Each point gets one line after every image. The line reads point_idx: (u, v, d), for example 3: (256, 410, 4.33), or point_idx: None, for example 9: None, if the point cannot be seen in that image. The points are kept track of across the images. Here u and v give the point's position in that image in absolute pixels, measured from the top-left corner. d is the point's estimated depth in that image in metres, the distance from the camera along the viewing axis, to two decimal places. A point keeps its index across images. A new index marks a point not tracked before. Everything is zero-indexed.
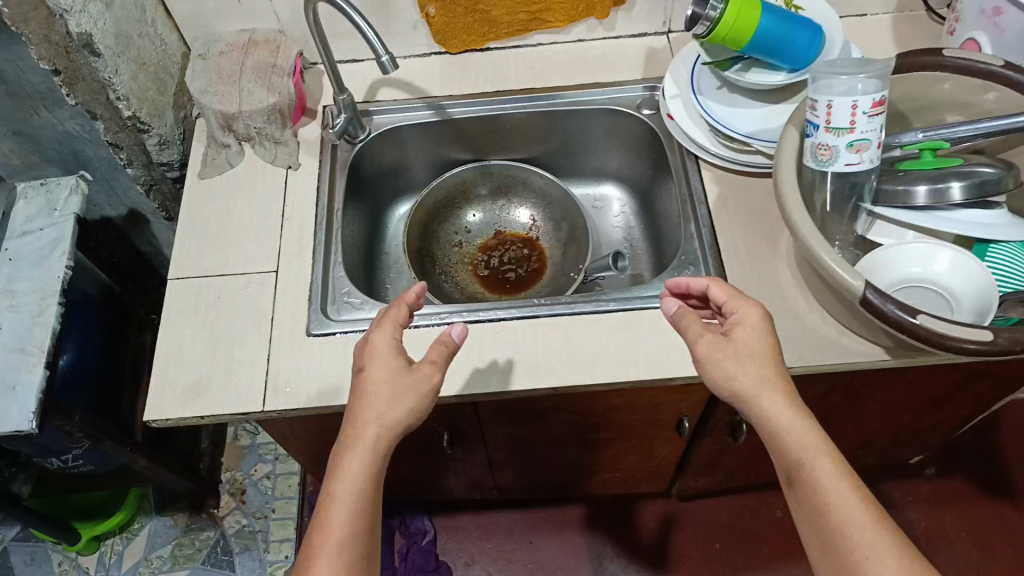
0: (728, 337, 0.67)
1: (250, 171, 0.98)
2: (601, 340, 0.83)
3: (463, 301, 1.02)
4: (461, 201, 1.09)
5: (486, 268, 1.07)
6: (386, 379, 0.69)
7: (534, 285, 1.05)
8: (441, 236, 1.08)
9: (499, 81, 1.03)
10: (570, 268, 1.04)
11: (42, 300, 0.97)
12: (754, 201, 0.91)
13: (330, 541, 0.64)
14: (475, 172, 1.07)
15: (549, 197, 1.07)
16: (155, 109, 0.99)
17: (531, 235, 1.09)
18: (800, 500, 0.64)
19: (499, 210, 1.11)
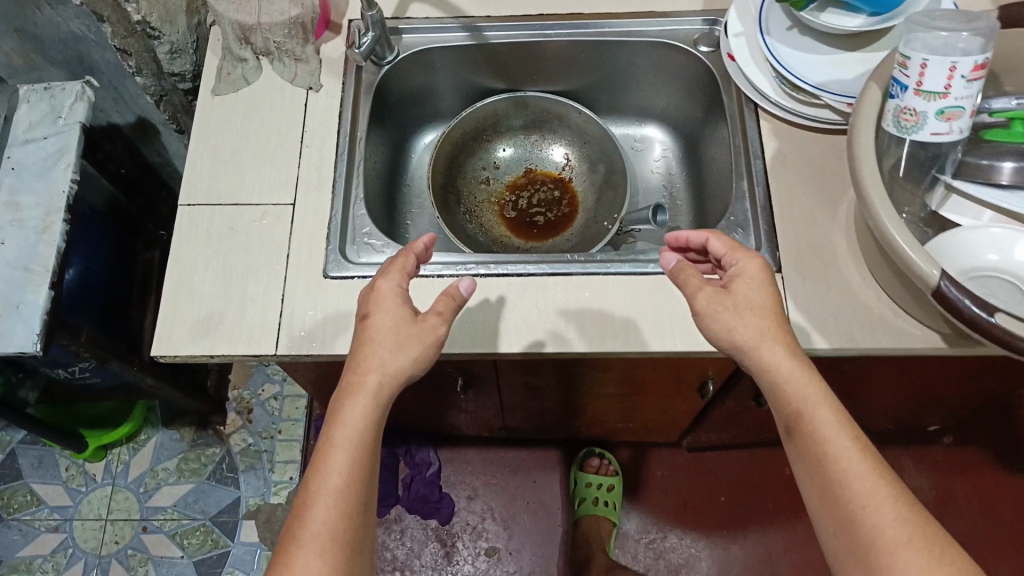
0: (728, 290, 0.63)
1: (268, 89, 0.90)
2: (636, 304, 0.77)
3: (486, 246, 0.97)
4: (491, 134, 1.02)
5: (513, 210, 1.01)
6: (392, 327, 0.66)
7: (562, 232, 1.00)
8: (467, 171, 1.01)
9: (542, 3, 0.93)
10: (604, 215, 0.97)
11: (46, 216, 0.92)
12: (812, 161, 0.83)
13: (325, 485, 0.59)
14: (509, 103, 0.99)
15: (588, 136, 1.00)
16: (166, 13, 0.90)
17: (563, 177, 1.03)
18: (806, 464, 0.58)
19: (531, 145, 1.03)
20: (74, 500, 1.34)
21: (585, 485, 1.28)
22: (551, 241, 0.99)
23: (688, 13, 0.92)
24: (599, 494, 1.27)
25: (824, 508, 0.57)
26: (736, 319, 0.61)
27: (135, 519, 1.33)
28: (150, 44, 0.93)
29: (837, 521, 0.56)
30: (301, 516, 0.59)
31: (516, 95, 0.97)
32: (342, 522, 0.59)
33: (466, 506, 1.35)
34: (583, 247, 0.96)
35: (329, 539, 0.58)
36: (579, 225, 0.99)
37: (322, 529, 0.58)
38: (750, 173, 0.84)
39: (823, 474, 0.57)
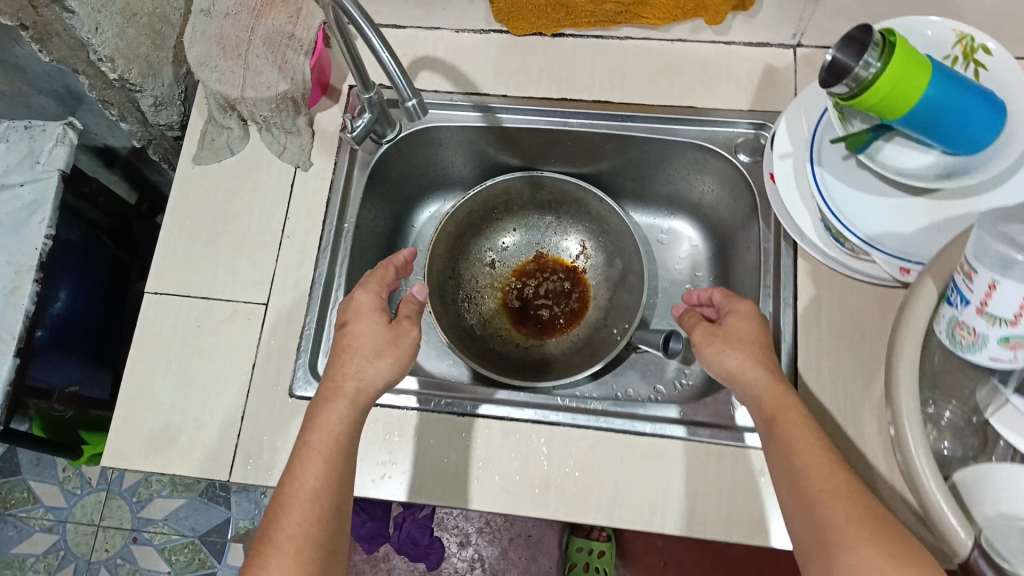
0: (720, 326, 0.67)
1: (254, 163, 0.83)
2: (622, 470, 0.71)
3: (482, 341, 0.89)
4: (501, 213, 0.93)
5: (517, 299, 0.93)
6: (370, 335, 0.67)
7: (567, 331, 0.91)
8: (471, 251, 0.93)
9: (568, 85, 0.82)
10: (615, 320, 0.88)
11: (15, 277, 0.87)
12: (850, 317, 0.73)
13: (301, 488, 0.59)
14: (523, 183, 0.89)
15: (607, 225, 0.89)
16: (148, 67, 0.82)
17: (577, 266, 0.93)
18: (786, 490, 0.57)
19: (545, 227, 0.94)
20: (69, 502, 1.31)
21: (575, 550, 1.26)
22: (554, 341, 0.90)
23: (732, 113, 0.80)
24: (590, 559, 1.25)
25: (801, 542, 0.54)
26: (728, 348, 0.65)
27: (127, 529, 1.30)
28: (133, 96, 0.85)
29: (811, 558, 0.53)
30: (277, 515, 0.58)
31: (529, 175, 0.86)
32: (316, 523, 0.58)
33: (457, 553, 1.32)
34: (586, 356, 0.87)
35: (305, 537, 0.57)
36: (587, 324, 0.90)
37: (296, 529, 0.57)
38: (774, 322, 0.75)
39: (797, 497, 0.56)
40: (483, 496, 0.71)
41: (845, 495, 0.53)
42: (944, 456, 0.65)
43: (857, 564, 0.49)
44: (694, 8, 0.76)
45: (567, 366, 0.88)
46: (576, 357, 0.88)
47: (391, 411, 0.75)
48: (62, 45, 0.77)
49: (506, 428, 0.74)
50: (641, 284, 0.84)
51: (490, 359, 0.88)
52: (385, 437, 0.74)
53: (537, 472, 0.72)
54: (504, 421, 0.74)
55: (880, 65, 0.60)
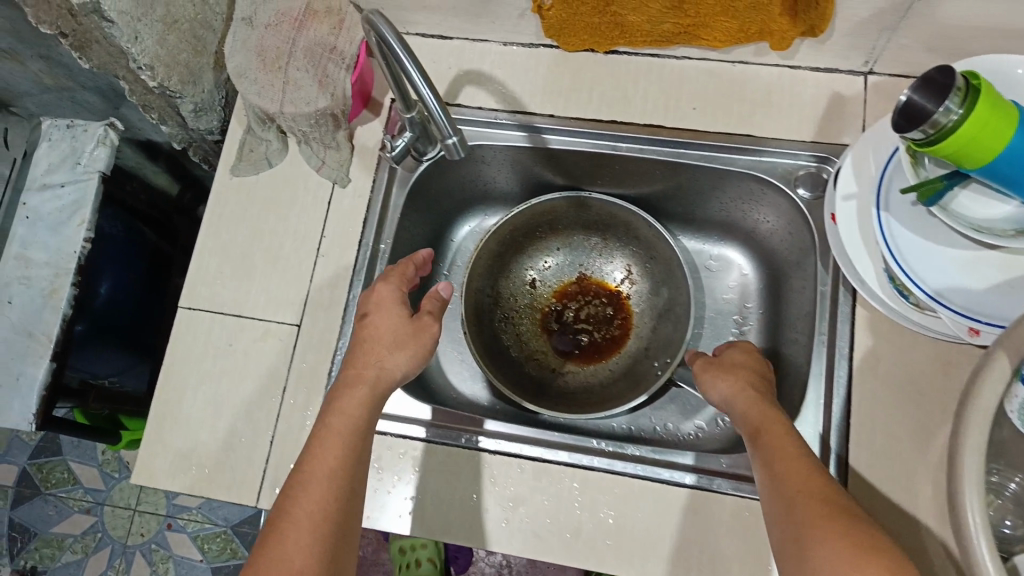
0: (719, 361, 0.71)
1: (292, 176, 0.81)
2: (655, 521, 0.68)
3: (518, 365, 0.87)
4: (545, 231, 0.89)
5: (557, 321, 0.89)
6: (391, 329, 0.67)
7: (606, 358, 0.87)
8: (512, 269, 0.90)
9: (618, 107, 0.78)
10: (657, 352, 0.84)
11: (54, 278, 0.86)
12: (906, 374, 0.69)
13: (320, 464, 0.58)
14: (570, 203, 0.85)
15: (654, 251, 0.85)
16: (188, 74, 0.80)
17: (621, 291, 0.89)
18: (768, 497, 0.57)
19: (590, 248, 0.90)
20: (107, 485, 1.32)
21: None
22: (592, 369, 0.87)
23: (793, 144, 0.75)
24: None
25: (781, 547, 0.54)
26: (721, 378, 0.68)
27: (162, 515, 1.31)
28: (173, 102, 0.83)
29: (790, 562, 0.53)
30: (296, 492, 0.56)
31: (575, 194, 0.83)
32: (332, 502, 0.56)
33: (485, 559, 1.30)
34: (625, 388, 0.84)
35: (322, 517, 0.55)
36: (627, 353, 0.87)
37: (314, 507, 0.55)
38: (825, 373, 0.70)
39: (780, 501, 0.56)
40: (508, 537, 0.69)
41: (820, 497, 0.54)
42: (1005, 533, 0.57)
43: (826, 557, 0.49)
44: (759, 31, 0.71)
45: (604, 396, 0.84)
46: (615, 387, 0.85)
47: (421, 444, 0.73)
48: (101, 52, 0.76)
49: (536, 468, 0.71)
50: (686, 316, 0.80)
51: (525, 384, 0.85)
52: (414, 470, 0.72)
53: (568, 516, 0.69)
54: (535, 461, 0.71)
55: (962, 113, 0.55)
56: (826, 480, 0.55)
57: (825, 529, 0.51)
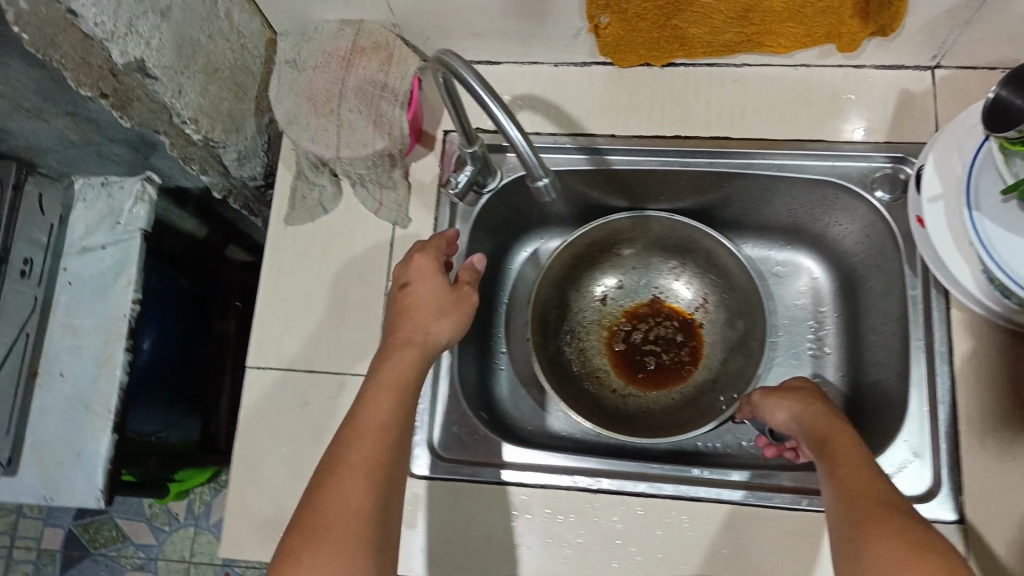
0: (777, 387, 0.69)
1: (350, 222, 0.78)
2: (768, 550, 0.67)
3: (576, 380, 0.85)
4: (619, 249, 0.87)
5: (623, 341, 0.87)
6: (433, 297, 0.68)
7: (670, 385, 0.85)
8: (583, 283, 0.88)
9: (681, 120, 0.76)
10: (725, 386, 0.82)
11: (105, 344, 0.83)
12: (1011, 376, 0.67)
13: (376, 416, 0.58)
14: (646, 225, 0.83)
15: (730, 277, 0.83)
16: (231, 123, 0.77)
17: (694, 318, 0.87)
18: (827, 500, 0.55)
19: (665, 270, 0.88)
20: (158, 539, 1.29)
21: None
22: (653, 394, 0.85)
23: (866, 147, 0.73)
24: None
25: (836, 545, 0.51)
26: (780, 401, 0.66)
27: (217, 564, 1.28)
28: (216, 153, 0.80)
29: (843, 562, 0.50)
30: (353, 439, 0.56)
31: (647, 215, 0.81)
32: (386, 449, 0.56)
33: None
34: (685, 421, 0.81)
35: (375, 463, 0.55)
36: (693, 382, 0.84)
37: (371, 454, 0.55)
38: (925, 381, 0.69)
39: (837, 502, 0.53)
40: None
41: (879, 501, 0.51)
42: None
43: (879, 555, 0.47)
44: (827, 35, 0.69)
45: (663, 424, 0.82)
46: (675, 417, 0.82)
47: (518, 489, 0.71)
48: (143, 109, 0.71)
49: (638, 504, 0.70)
50: (760, 347, 0.77)
51: (585, 401, 0.83)
52: (512, 518, 0.70)
53: (680, 552, 0.68)
54: (636, 497, 0.70)
55: None
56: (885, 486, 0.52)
57: (881, 531, 0.48)
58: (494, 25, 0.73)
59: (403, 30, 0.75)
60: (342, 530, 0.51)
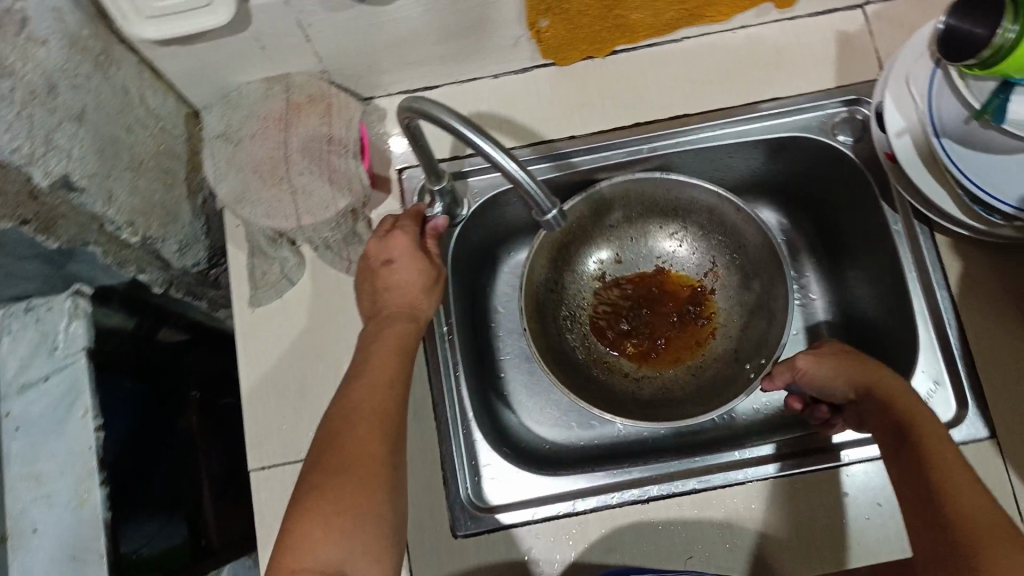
0: (821, 353, 0.65)
1: (320, 288, 0.73)
2: (831, 510, 0.67)
3: (582, 370, 0.81)
4: (614, 219, 0.83)
5: (630, 321, 0.83)
6: (416, 279, 0.65)
7: (685, 360, 0.81)
8: (575, 262, 0.84)
9: (635, 107, 0.74)
10: (749, 355, 0.78)
11: (79, 485, 0.75)
12: (1004, 287, 0.70)
13: (376, 369, 0.59)
14: (641, 190, 0.78)
15: (739, 235, 0.79)
16: (166, 214, 0.70)
17: (704, 285, 0.84)
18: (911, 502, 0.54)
19: (666, 236, 0.84)
20: None
21: None
22: (668, 372, 0.81)
23: (819, 96, 0.74)
24: None
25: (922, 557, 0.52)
26: (829, 371, 0.64)
27: None
28: (155, 250, 0.72)
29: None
30: (350, 391, 0.58)
31: (640, 175, 0.76)
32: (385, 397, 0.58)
33: None
34: (712, 395, 0.78)
35: (380, 412, 0.56)
36: (711, 355, 0.81)
37: (371, 399, 0.57)
38: (929, 310, 0.71)
39: (924, 510, 0.52)
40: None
41: (973, 519, 0.49)
42: None
43: None
44: None
45: (684, 404, 0.79)
46: (697, 396, 0.79)
47: (572, 519, 0.69)
48: (70, 224, 0.61)
49: (694, 500, 0.69)
50: (783, 309, 0.74)
51: (595, 390, 0.80)
52: (574, 548, 0.68)
53: (747, 535, 0.67)
54: (690, 496, 0.69)
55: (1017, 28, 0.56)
56: (981, 498, 0.50)
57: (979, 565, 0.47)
58: (430, 51, 0.68)
59: (333, 75, 0.70)
60: (360, 472, 0.53)
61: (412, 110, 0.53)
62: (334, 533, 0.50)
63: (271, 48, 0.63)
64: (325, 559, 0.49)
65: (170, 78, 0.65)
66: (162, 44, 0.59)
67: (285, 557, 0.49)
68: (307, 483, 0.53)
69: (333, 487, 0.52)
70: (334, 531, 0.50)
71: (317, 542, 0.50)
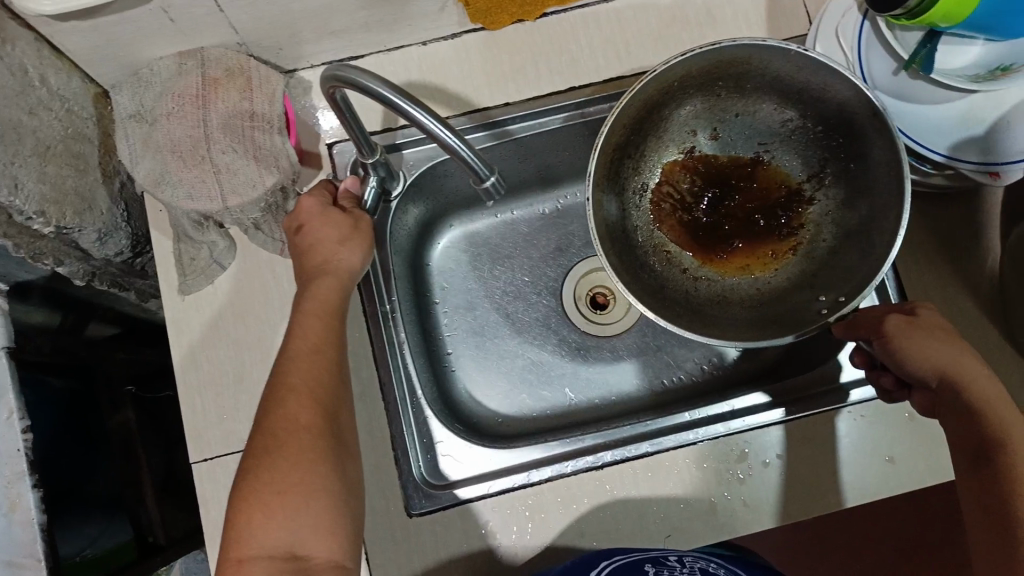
0: (916, 323, 0.57)
1: (252, 271, 0.70)
2: (782, 464, 0.68)
3: (644, 260, 0.71)
4: (729, 88, 0.66)
5: (704, 209, 0.74)
6: (329, 231, 0.62)
7: (752, 270, 0.71)
8: (662, 133, 0.70)
9: (568, 71, 0.73)
10: (828, 285, 0.65)
11: (7, 489, 0.70)
12: (935, 234, 0.72)
13: (309, 344, 0.57)
14: (765, 62, 0.62)
15: (860, 142, 0.63)
16: (81, 200, 0.66)
17: (802, 190, 0.70)
18: (983, 512, 0.50)
19: (778, 120, 0.68)
20: None
21: None
22: (732, 279, 0.71)
23: None
24: None
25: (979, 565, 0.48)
26: (916, 346, 0.56)
27: None
28: (72, 239, 0.69)
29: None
30: (283, 367, 0.55)
31: (768, 43, 0.59)
32: (322, 375, 0.56)
33: None
34: (768, 317, 0.66)
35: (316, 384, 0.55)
36: (786, 273, 0.69)
37: (306, 374, 0.55)
38: None
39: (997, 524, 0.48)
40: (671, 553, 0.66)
41: None
42: None
43: None
44: None
45: (736, 315, 0.68)
46: (758, 311, 0.68)
47: (527, 491, 0.68)
48: None
49: (649, 465, 0.69)
50: (887, 244, 0.60)
51: (649, 278, 0.70)
52: (531, 518, 0.67)
53: (699, 495, 0.68)
54: (644, 460, 0.69)
55: None
56: None
57: None
58: (352, 19, 0.65)
59: (251, 47, 0.66)
60: (297, 444, 0.52)
61: (348, 79, 0.50)
62: (278, 517, 0.49)
63: (181, 20, 0.60)
64: (271, 544, 0.49)
65: (73, 55, 0.61)
66: (60, 19, 0.55)
67: (232, 547, 0.49)
68: (243, 465, 0.52)
69: (271, 467, 0.50)
70: (278, 514, 0.49)
71: (260, 527, 0.49)
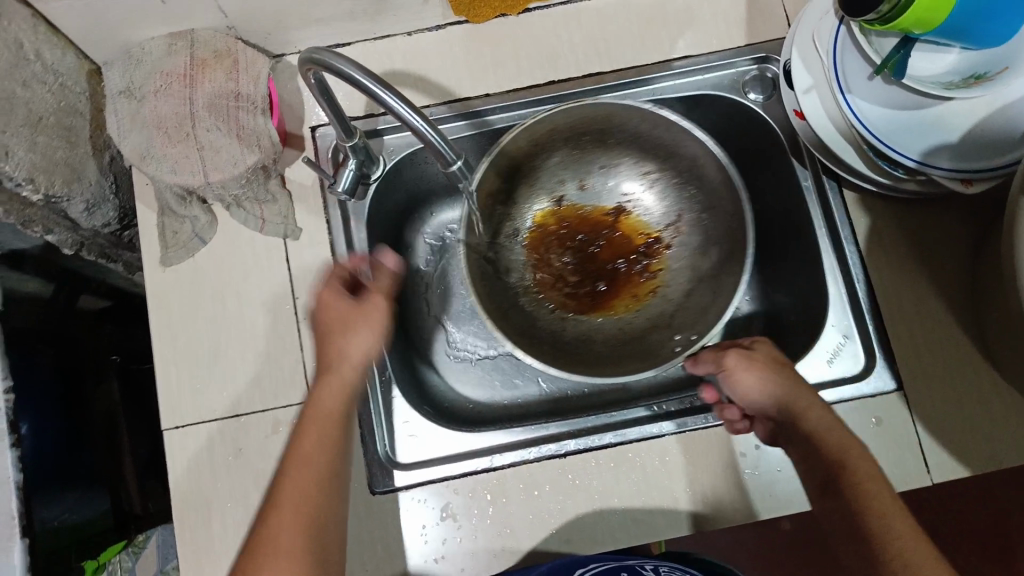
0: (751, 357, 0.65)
1: (232, 246, 0.72)
2: (745, 459, 0.68)
3: (513, 303, 0.78)
4: (593, 143, 0.77)
5: (568, 259, 0.81)
6: (339, 312, 0.61)
7: (616, 310, 0.79)
8: (535, 180, 0.79)
9: (549, 66, 0.74)
10: (679, 325, 0.76)
11: None
12: (909, 238, 0.73)
13: (314, 426, 0.56)
14: (623, 122, 0.73)
15: (712, 195, 0.76)
16: (70, 171, 0.69)
17: (660, 237, 0.80)
18: (847, 530, 0.52)
19: (637, 175, 0.80)
20: None
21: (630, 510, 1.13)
22: (595, 319, 0.79)
23: (729, 54, 0.75)
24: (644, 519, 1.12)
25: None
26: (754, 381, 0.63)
27: None
28: (61, 209, 0.71)
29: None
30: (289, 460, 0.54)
31: (626, 103, 0.69)
32: None
33: None
34: (626, 354, 0.76)
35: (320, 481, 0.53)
36: (645, 313, 0.78)
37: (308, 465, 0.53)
38: (839, 265, 0.73)
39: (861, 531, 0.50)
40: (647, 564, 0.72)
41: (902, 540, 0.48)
42: None
43: None
44: None
45: (601, 351, 0.77)
46: (615, 350, 0.77)
47: (490, 475, 0.69)
48: None
49: (613, 457, 0.69)
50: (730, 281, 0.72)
51: (519, 317, 0.78)
52: (494, 504, 0.68)
53: (659, 488, 0.68)
54: (609, 451, 0.69)
55: None
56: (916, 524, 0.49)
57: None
58: (338, 7, 0.67)
59: (240, 31, 0.69)
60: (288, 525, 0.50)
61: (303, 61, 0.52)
62: None
63: (171, 2, 0.62)
64: None
65: (67, 30, 0.63)
66: None
67: None
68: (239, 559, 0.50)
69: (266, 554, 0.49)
70: None
71: None
